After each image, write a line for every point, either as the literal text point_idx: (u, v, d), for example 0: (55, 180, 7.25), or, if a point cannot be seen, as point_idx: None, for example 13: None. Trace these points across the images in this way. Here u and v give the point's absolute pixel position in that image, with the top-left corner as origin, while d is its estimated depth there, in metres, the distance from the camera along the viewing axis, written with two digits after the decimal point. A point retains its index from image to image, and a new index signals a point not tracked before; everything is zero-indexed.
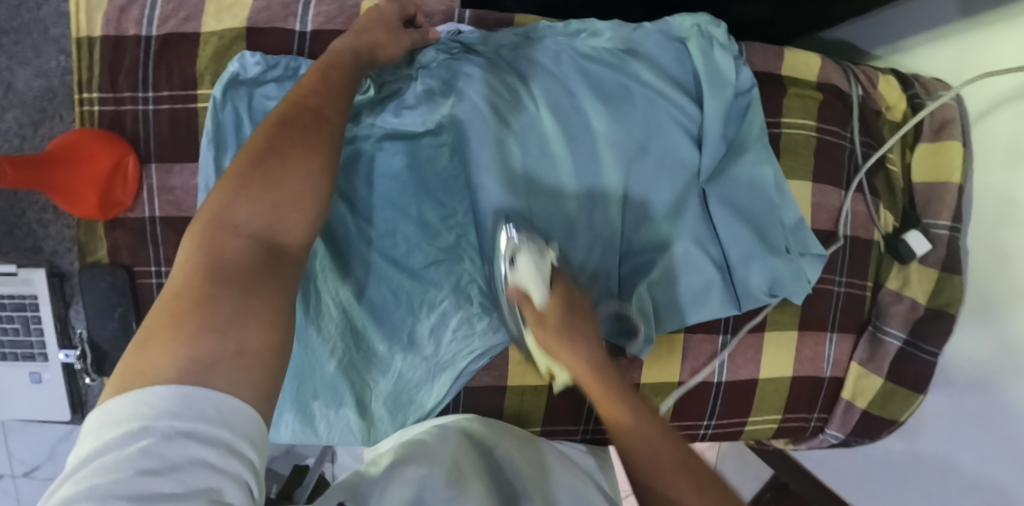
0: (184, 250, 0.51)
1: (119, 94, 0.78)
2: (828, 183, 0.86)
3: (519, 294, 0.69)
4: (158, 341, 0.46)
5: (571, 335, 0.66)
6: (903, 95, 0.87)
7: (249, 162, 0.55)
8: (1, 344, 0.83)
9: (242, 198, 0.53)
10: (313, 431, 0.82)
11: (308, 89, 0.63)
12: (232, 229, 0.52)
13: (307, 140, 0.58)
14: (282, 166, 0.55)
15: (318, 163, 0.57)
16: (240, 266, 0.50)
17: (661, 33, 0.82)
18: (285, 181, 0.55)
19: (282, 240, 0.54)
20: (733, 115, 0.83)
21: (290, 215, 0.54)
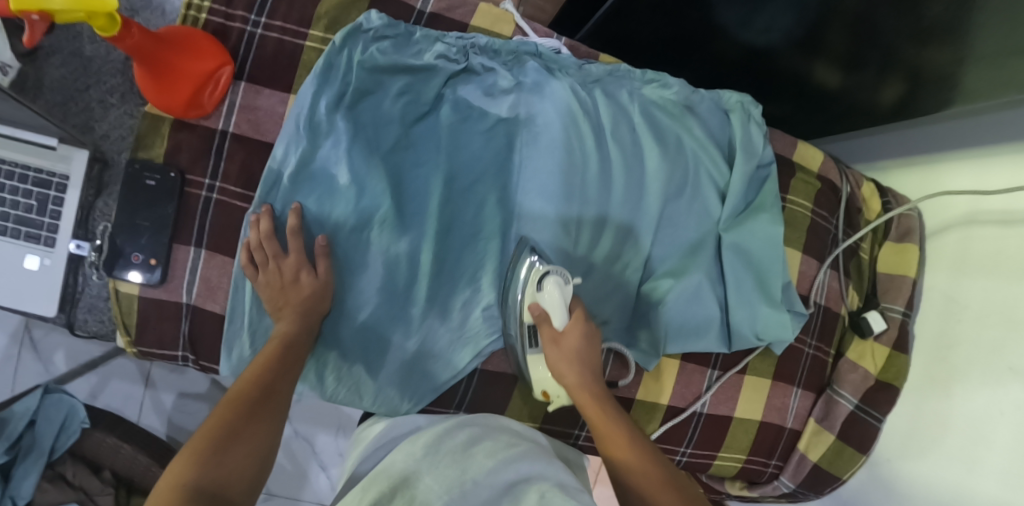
0: None
1: (232, 11, 0.81)
2: (814, 256, 1.01)
3: (539, 313, 0.81)
4: None
5: (608, 405, 0.79)
6: (879, 199, 1.04)
7: (208, 444, 0.64)
8: (6, 217, 0.78)
9: (198, 468, 0.62)
10: (319, 384, 0.83)
11: (259, 361, 0.74)
12: (189, 489, 0.61)
13: (255, 422, 0.68)
14: (234, 450, 0.65)
15: (266, 428, 0.69)
16: (239, 447, 0.66)
17: (712, 101, 0.94)
18: (230, 461, 0.64)
19: (226, 491, 0.63)
20: (753, 184, 0.96)
21: (245, 459, 0.66)
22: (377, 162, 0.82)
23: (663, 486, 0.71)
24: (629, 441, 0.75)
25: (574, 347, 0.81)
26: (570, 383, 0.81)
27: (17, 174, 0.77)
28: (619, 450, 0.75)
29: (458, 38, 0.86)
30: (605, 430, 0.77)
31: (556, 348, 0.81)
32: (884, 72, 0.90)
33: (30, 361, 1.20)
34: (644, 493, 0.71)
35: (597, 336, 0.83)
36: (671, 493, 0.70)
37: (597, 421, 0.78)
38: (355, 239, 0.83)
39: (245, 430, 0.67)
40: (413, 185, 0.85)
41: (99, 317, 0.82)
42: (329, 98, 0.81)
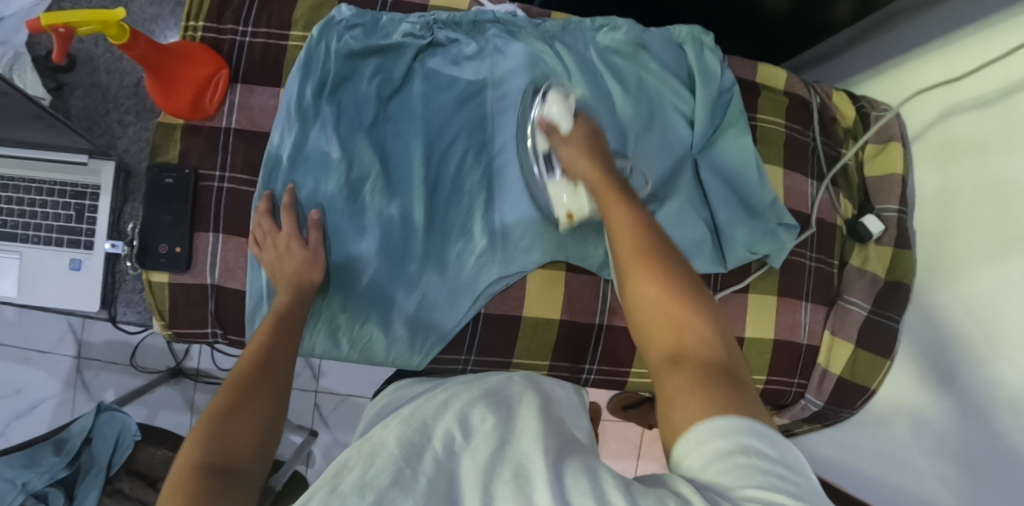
0: (164, 491, 0.60)
1: (222, 26, 0.92)
2: (797, 171, 1.04)
3: (547, 124, 0.87)
4: None
5: (638, 207, 0.74)
6: (852, 107, 1.06)
7: (212, 419, 0.66)
8: (52, 228, 0.90)
9: (205, 443, 0.64)
10: (334, 343, 0.90)
11: (256, 342, 0.77)
12: (199, 464, 0.62)
13: (256, 392, 0.70)
14: (238, 421, 0.67)
15: (269, 398, 0.71)
16: (245, 416, 0.67)
17: (664, 37, 1.00)
18: (238, 431, 0.66)
19: (237, 461, 0.64)
20: (721, 107, 1.00)
21: (248, 426, 0.67)
22: (361, 137, 0.92)
23: (641, 244, 0.69)
24: (629, 209, 0.74)
25: (580, 136, 0.85)
26: (588, 169, 0.81)
27: (56, 191, 0.90)
28: (625, 231, 0.71)
29: (420, 18, 0.95)
30: (606, 198, 0.77)
31: (563, 141, 0.85)
32: None
33: (84, 401, 1.34)
34: (632, 280, 0.68)
35: (596, 136, 0.85)
36: (672, 297, 0.65)
37: (633, 268, 0.68)
38: (351, 207, 0.91)
39: (246, 405, 0.68)
40: (397, 153, 0.93)
41: (137, 309, 0.93)
42: (313, 84, 0.90)
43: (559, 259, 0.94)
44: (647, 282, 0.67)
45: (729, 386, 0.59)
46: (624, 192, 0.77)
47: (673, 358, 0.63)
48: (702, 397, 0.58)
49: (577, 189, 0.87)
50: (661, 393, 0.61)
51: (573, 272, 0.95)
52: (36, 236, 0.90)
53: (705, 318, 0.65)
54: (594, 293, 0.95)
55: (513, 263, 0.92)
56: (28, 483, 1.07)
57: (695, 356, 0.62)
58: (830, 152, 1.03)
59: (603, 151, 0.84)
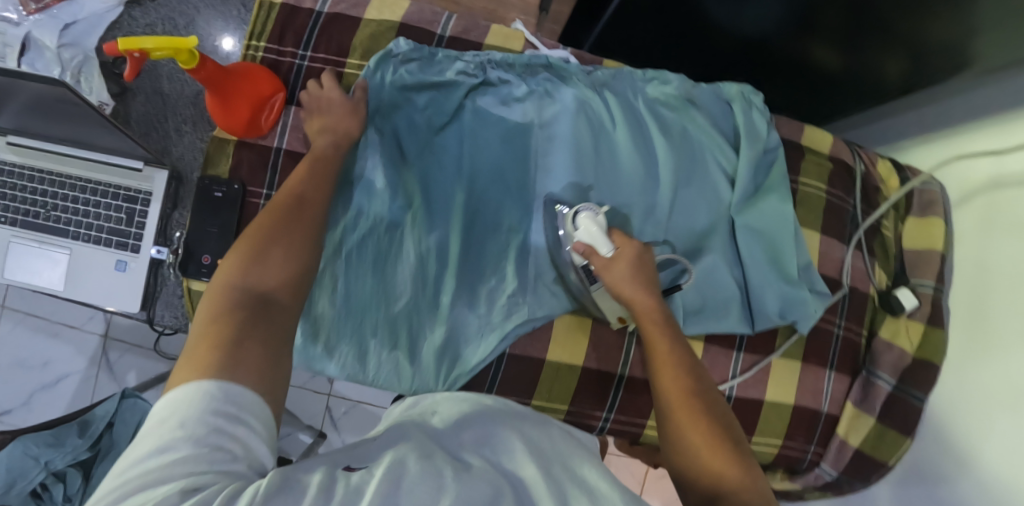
0: (202, 309, 0.67)
1: (283, 48, 0.95)
2: (833, 236, 1.03)
3: (586, 248, 0.87)
4: (188, 371, 0.60)
5: (687, 369, 0.78)
6: (896, 175, 1.05)
7: (254, 242, 0.73)
8: (102, 228, 0.93)
9: (244, 267, 0.70)
10: (361, 368, 0.92)
11: (298, 174, 0.83)
12: (235, 286, 0.68)
13: (292, 224, 0.76)
14: (274, 247, 0.73)
15: (304, 230, 0.77)
16: (280, 252, 0.73)
17: (714, 93, 1.00)
18: (274, 255, 0.73)
19: (271, 295, 0.70)
20: (762, 167, 1.01)
21: (278, 258, 0.73)
22: (408, 168, 0.94)
23: (694, 404, 0.74)
24: (676, 371, 0.78)
25: (621, 275, 0.85)
26: (635, 296, 0.84)
27: (110, 193, 0.93)
28: (676, 395, 0.75)
29: (475, 57, 0.97)
30: (659, 349, 0.80)
31: (605, 272, 0.86)
32: (886, 45, 0.94)
33: (106, 381, 1.39)
34: (686, 441, 0.72)
35: (649, 259, 0.87)
36: (717, 425, 0.73)
37: (680, 409, 0.74)
38: (389, 236, 0.93)
39: (281, 237, 0.75)
40: (439, 187, 0.95)
41: (174, 313, 0.96)
42: (365, 113, 0.93)
43: (588, 306, 0.95)
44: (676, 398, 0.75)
45: (754, 478, 0.69)
46: (663, 315, 0.83)
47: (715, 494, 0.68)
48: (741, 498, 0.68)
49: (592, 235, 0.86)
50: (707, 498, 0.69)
51: (601, 320, 0.96)
52: (86, 235, 0.93)
53: (740, 460, 0.70)
54: (620, 342, 0.96)
55: (542, 306, 0.94)
56: (50, 463, 1.10)
57: (737, 465, 0.70)
58: (869, 221, 1.01)
59: (650, 278, 0.86)
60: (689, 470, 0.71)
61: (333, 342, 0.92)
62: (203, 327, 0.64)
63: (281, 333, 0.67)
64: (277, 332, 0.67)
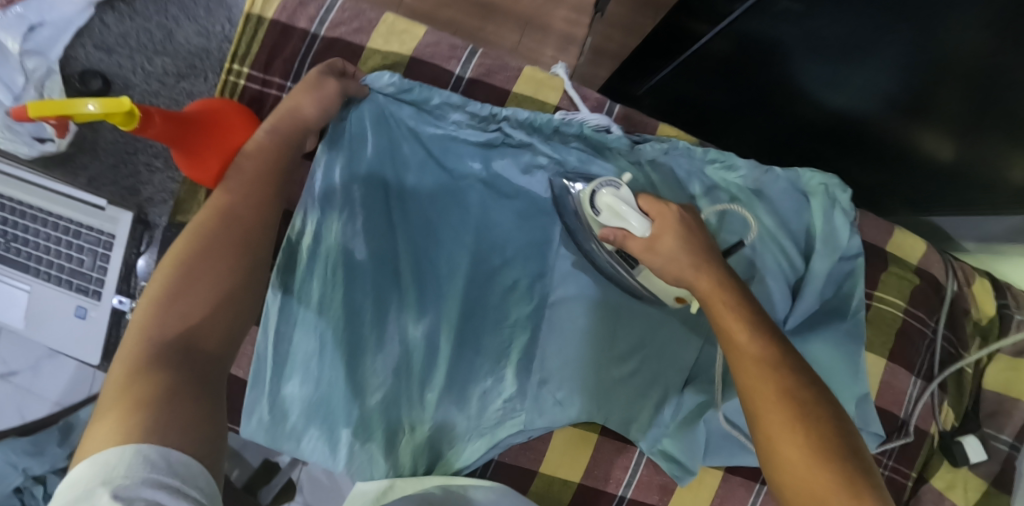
0: (116, 363, 0.54)
1: (269, 77, 0.80)
2: (901, 365, 0.86)
3: (616, 234, 0.69)
4: (106, 427, 0.49)
5: (775, 362, 0.59)
6: (993, 301, 0.89)
7: (171, 273, 0.60)
8: (61, 268, 0.83)
9: (161, 310, 0.58)
10: (333, 454, 0.79)
11: (229, 184, 0.67)
12: (150, 337, 0.56)
13: (221, 252, 0.62)
14: (195, 283, 0.60)
15: (234, 257, 0.63)
16: (204, 290, 0.60)
17: (789, 181, 0.84)
18: (196, 294, 0.59)
19: (201, 339, 0.58)
20: (834, 279, 0.84)
21: (202, 298, 0.60)
22: (400, 241, 0.81)
23: (791, 416, 0.56)
24: (752, 327, 0.61)
25: (672, 249, 0.67)
26: (704, 285, 0.65)
27: (74, 231, 0.81)
28: (768, 403, 0.57)
29: (482, 107, 0.80)
30: (742, 345, 0.60)
31: (654, 255, 0.67)
32: (1013, 142, 0.71)
33: None
34: (786, 467, 0.55)
35: (699, 223, 0.69)
36: (828, 437, 0.55)
37: (763, 404, 0.57)
38: (375, 319, 0.81)
39: (215, 252, 0.62)
40: (438, 263, 0.82)
41: None
42: (347, 167, 0.78)
43: (596, 421, 0.82)
44: (770, 421, 0.57)
45: (878, 502, 0.52)
46: (751, 307, 0.63)
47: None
48: (853, 501, 0.52)
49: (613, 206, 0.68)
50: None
51: (608, 436, 0.84)
52: (46, 272, 0.83)
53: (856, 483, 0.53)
54: (626, 463, 0.84)
55: (543, 418, 0.81)
56: (28, 469, 1.05)
57: (849, 486, 0.53)
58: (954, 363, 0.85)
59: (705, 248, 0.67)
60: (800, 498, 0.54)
61: (302, 425, 0.79)
62: (117, 387, 0.52)
63: (213, 391, 0.56)
64: (212, 383, 0.56)
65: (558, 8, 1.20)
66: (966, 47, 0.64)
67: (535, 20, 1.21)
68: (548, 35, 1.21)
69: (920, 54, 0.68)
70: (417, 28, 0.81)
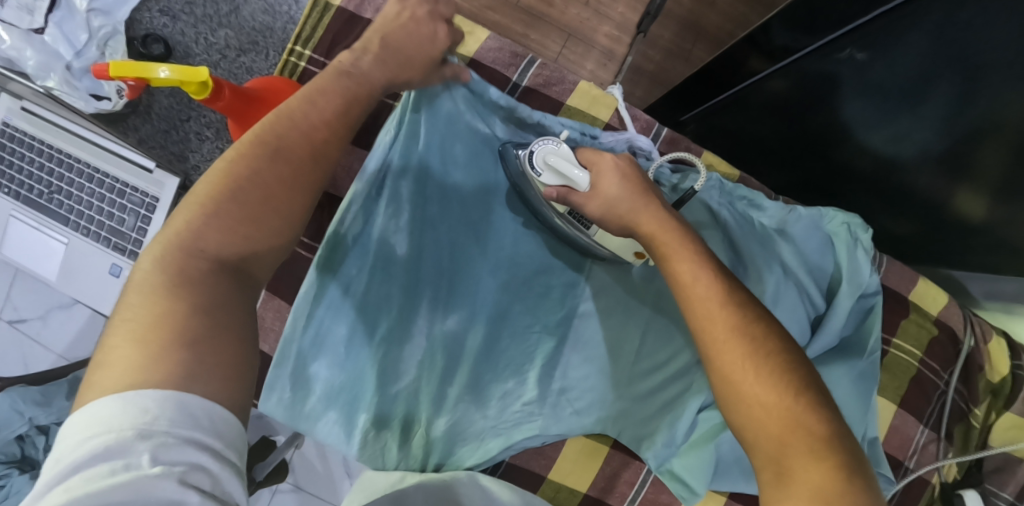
0: (152, 266, 0.51)
1: (330, 62, 0.81)
2: (911, 412, 0.88)
3: (562, 190, 0.72)
4: (141, 351, 0.47)
5: (726, 294, 0.60)
6: (1007, 361, 0.90)
7: (225, 182, 0.55)
8: (101, 226, 0.83)
9: (211, 221, 0.54)
10: (346, 438, 0.80)
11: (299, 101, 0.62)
12: (198, 251, 0.53)
13: (282, 176, 0.57)
14: (255, 197, 0.56)
15: (293, 193, 0.58)
16: (261, 211, 0.56)
17: (812, 221, 0.85)
18: (251, 212, 0.55)
19: (247, 264, 0.55)
20: (854, 315, 0.86)
21: (255, 216, 0.55)
22: (432, 237, 0.83)
23: (742, 349, 0.57)
24: (697, 270, 0.62)
25: (611, 193, 0.68)
26: (649, 225, 0.66)
27: (118, 190, 0.82)
28: (719, 343, 0.58)
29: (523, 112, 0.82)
30: (687, 286, 0.61)
31: (599, 203, 0.69)
32: None
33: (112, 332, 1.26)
34: (738, 402, 0.56)
35: (638, 167, 0.70)
36: (778, 376, 0.55)
37: (717, 341, 0.58)
38: (404, 309, 0.83)
39: (273, 167, 0.57)
40: (473, 263, 0.84)
41: None
42: (397, 158, 0.81)
43: (609, 433, 0.84)
44: (722, 357, 0.57)
45: (826, 439, 0.53)
46: (700, 252, 0.64)
47: (777, 459, 0.53)
48: (803, 446, 0.52)
49: (555, 166, 0.71)
50: (774, 469, 0.53)
51: (619, 450, 0.85)
52: (85, 228, 0.84)
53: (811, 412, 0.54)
54: (633, 477, 0.85)
55: (559, 424, 0.83)
56: (34, 419, 1.00)
57: (800, 429, 0.53)
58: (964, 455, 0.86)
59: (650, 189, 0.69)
60: (755, 443, 0.55)
61: (322, 407, 0.80)
62: (154, 306, 0.49)
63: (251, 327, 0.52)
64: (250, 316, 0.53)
65: (602, 23, 1.20)
66: (1006, 118, 0.65)
67: (578, 32, 1.20)
68: (590, 49, 1.20)
69: (959, 112, 0.69)
70: (481, 31, 0.83)
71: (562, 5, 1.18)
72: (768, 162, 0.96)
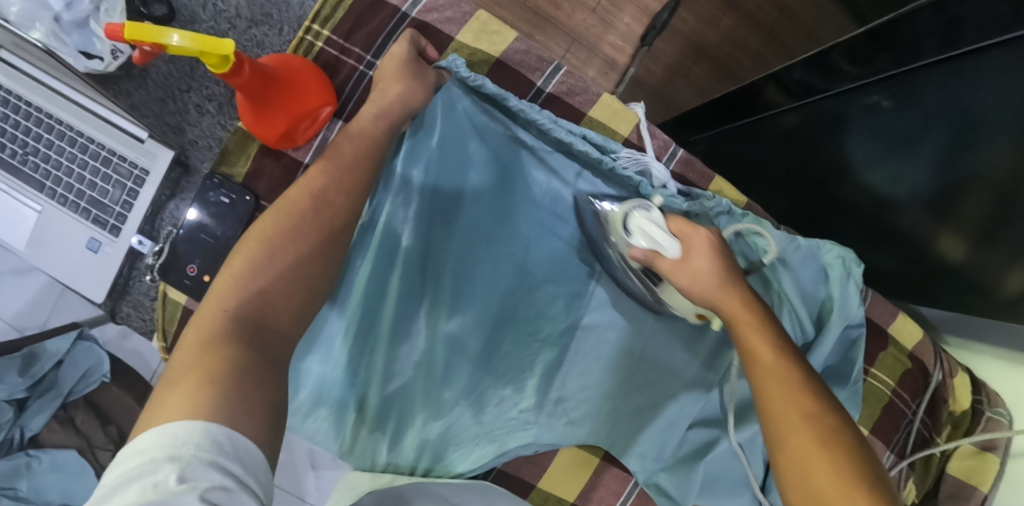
0: (190, 332, 0.53)
1: (349, 46, 0.78)
2: (881, 438, 0.94)
3: (649, 253, 0.69)
4: (179, 393, 0.47)
5: (794, 366, 0.59)
6: (970, 396, 0.93)
7: (255, 251, 0.59)
8: (80, 195, 0.77)
9: (245, 285, 0.56)
10: (335, 438, 0.79)
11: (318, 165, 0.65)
12: (227, 310, 0.54)
13: (305, 237, 0.61)
14: (282, 255, 0.59)
15: (317, 247, 0.61)
16: (286, 271, 0.59)
17: (810, 252, 0.87)
18: (277, 271, 0.58)
19: (273, 319, 0.56)
20: (839, 345, 0.90)
21: (277, 274, 0.58)
22: (441, 239, 0.82)
23: (805, 420, 0.56)
24: (774, 350, 0.61)
25: (704, 269, 0.67)
26: (728, 294, 0.66)
27: (102, 157, 0.76)
28: (780, 410, 0.57)
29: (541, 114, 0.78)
30: (761, 361, 0.61)
31: (686, 273, 0.68)
32: (1014, 258, 0.73)
33: None
34: (802, 476, 0.55)
35: (727, 243, 0.70)
36: (843, 448, 0.55)
37: (778, 411, 0.57)
38: (407, 308, 0.81)
39: (303, 237, 0.61)
40: (480, 267, 0.83)
41: (142, 316, 0.82)
42: (413, 156, 0.79)
43: (601, 445, 0.84)
44: (781, 425, 0.57)
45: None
46: (767, 320, 0.64)
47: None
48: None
49: (655, 236, 0.69)
50: None
51: (608, 461, 0.86)
52: (62, 195, 0.78)
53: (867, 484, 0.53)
54: (619, 489, 0.86)
55: (551, 433, 0.83)
56: None
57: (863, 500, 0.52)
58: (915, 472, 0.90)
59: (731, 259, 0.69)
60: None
61: (312, 403, 0.77)
62: (191, 355, 0.50)
63: (281, 376, 0.53)
64: (282, 364, 0.54)
65: (607, 32, 1.19)
66: (995, 169, 0.69)
67: (583, 38, 1.18)
68: (594, 55, 1.19)
69: (948, 160, 0.73)
70: (509, 32, 0.80)
71: (569, 9, 1.16)
72: (769, 187, 0.99)
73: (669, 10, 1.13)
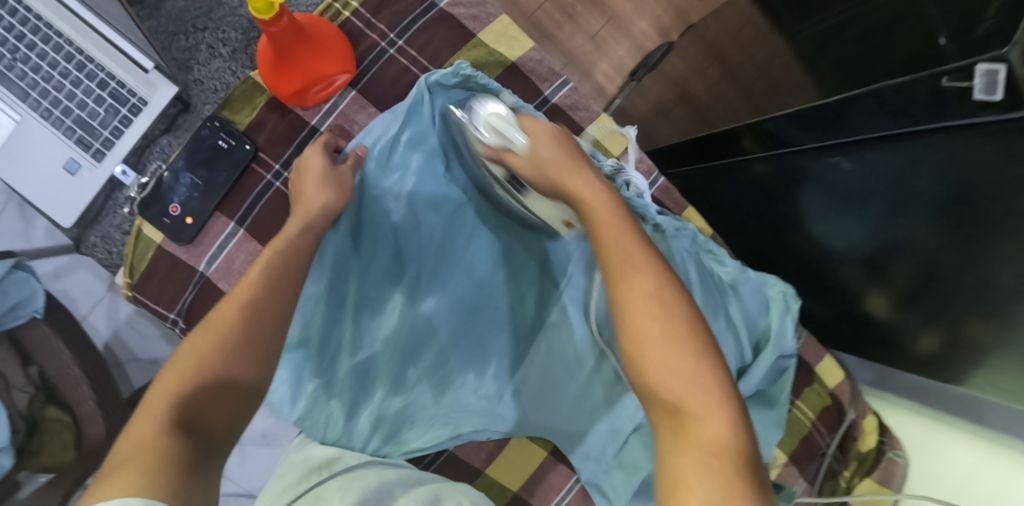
0: (136, 428, 0.53)
1: (375, 22, 0.81)
2: (797, 465, 1.02)
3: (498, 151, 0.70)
4: (118, 485, 0.47)
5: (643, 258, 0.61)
6: (876, 434, 1.04)
7: (199, 358, 0.58)
8: (66, 113, 0.74)
9: (188, 386, 0.56)
10: (290, 401, 0.79)
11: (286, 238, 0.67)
12: (163, 411, 0.54)
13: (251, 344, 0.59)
14: (226, 360, 0.58)
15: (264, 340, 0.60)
16: (228, 367, 0.58)
17: (758, 285, 0.93)
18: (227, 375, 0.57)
19: (212, 425, 0.55)
20: (773, 372, 0.95)
21: (223, 370, 0.57)
22: (427, 220, 0.84)
23: (651, 302, 0.58)
24: (629, 241, 0.63)
25: (548, 157, 0.68)
26: (583, 188, 0.67)
27: (100, 79, 0.74)
28: (632, 293, 0.59)
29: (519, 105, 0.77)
30: (611, 246, 0.63)
31: (533, 168, 0.68)
32: (928, 323, 0.84)
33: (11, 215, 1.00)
34: (639, 360, 0.57)
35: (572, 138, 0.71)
36: (676, 319, 0.58)
37: (634, 303, 0.59)
38: (385, 279, 0.83)
39: (252, 339, 0.60)
40: (460, 253, 0.85)
41: (110, 248, 0.81)
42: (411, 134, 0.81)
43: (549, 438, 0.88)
44: (633, 304, 0.59)
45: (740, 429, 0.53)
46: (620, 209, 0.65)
47: (674, 412, 0.55)
48: (710, 413, 0.54)
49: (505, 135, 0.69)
50: (670, 424, 0.55)
51: (555, 457, 0.89)
52: (45, 110, 0.74)
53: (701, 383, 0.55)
54: (560, 485, 0.88)
55: (503, 419, 0.86)
56: None
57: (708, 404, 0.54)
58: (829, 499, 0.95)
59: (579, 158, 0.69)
60: (653, 393, 0.57)
61: None
62: (135, 449, 0.51)
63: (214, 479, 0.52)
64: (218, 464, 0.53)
65: (600, 60, 1.26)
66: (920, 243, 0.77)
67: (579, 60, 1.25)
68: (586, 77, 1.26)
69: (881, 232, 0.81)
70: (527, 40, 0.85)
71: (570, 31, 1.24)
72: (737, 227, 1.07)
73: (662, 51, 1.25)
